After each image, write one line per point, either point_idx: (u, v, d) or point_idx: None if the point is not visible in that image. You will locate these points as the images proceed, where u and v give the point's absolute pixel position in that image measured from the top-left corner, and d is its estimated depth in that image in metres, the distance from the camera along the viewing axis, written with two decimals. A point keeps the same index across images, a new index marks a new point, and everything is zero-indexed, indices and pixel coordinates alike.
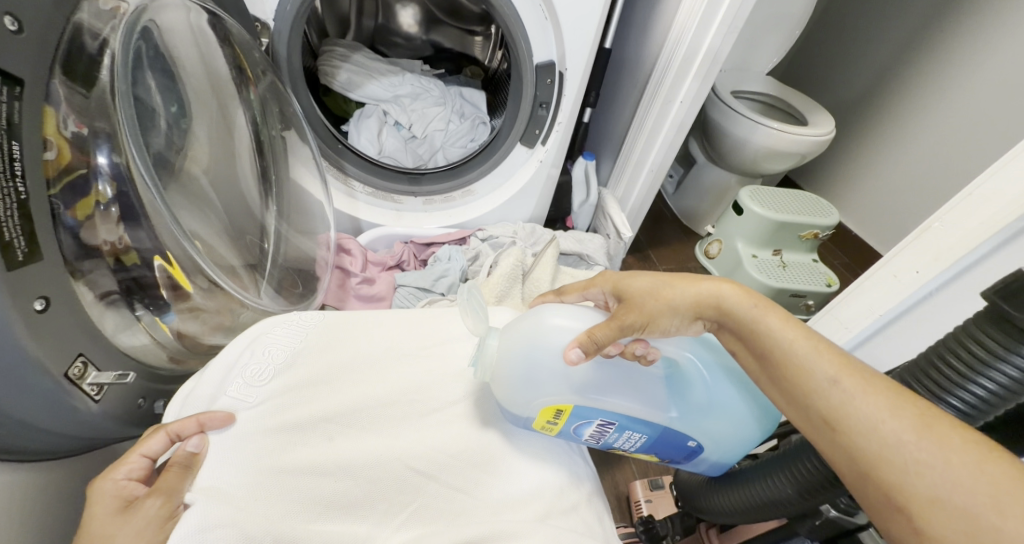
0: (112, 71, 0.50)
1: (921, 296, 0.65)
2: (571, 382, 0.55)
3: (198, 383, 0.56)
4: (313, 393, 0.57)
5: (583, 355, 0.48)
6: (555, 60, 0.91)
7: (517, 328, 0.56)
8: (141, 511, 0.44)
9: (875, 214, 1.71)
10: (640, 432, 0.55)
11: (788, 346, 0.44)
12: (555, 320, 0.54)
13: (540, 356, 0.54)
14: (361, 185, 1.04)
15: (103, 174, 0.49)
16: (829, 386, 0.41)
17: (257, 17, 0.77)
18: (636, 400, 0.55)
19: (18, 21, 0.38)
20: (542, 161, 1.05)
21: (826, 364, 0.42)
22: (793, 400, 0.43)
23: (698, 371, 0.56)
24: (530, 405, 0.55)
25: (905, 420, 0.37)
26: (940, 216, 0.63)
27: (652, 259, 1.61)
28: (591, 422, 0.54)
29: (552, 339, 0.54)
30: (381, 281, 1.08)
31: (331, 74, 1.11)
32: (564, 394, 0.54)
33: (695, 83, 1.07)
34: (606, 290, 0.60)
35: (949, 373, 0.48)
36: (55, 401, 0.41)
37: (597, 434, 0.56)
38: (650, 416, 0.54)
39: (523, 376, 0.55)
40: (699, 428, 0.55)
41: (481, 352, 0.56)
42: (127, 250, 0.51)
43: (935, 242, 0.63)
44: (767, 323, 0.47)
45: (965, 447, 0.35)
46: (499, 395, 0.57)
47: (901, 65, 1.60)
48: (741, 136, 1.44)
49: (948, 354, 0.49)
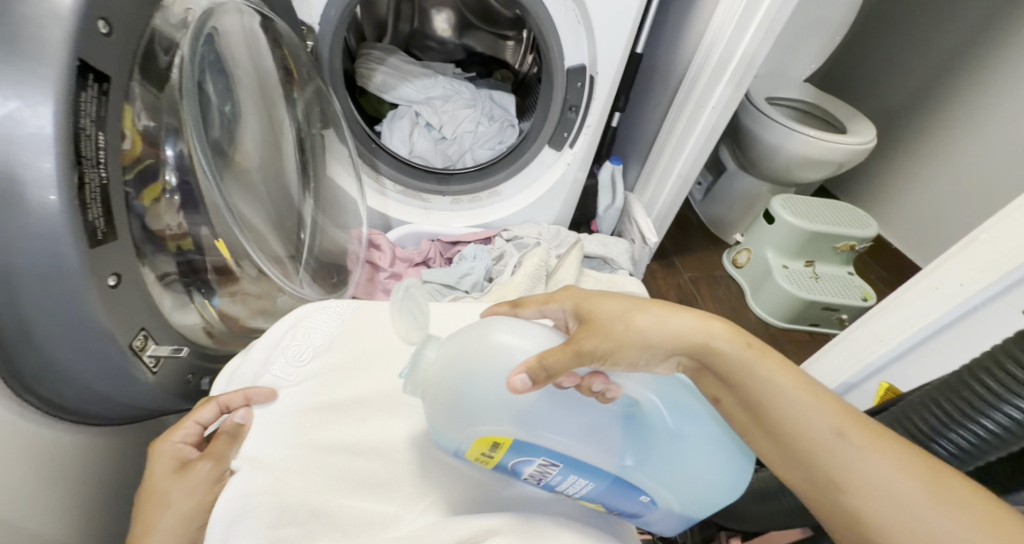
0: (182, 69, 0.54)
1: (961, 314, 0.56)
2: (519, 415, 0.48)
3: (243, 362, 0.59)
4: (340, 382, 0.59)
5: (531, 384, 0.43)
6: (586, 64, 0.93)
7: (460, 342, 0.50)
8: (194, 473, 0.48)
9: (920, 230, 1.66)
10: (588, 478, 0.49)
11: (783, 395, 0.42)
12: (505, 338, 0.48)
13: (478, 381, 0.48)
14: (392, 183, 1.09)
15: (169, 165, 0.53)
16: (837, 442, 0.39)
17: (304, 21, 0.83)
18: (590, 442, 0.49)
19: (109, 24, 0.41)
20: (569, 164, 1.08)
21: (826, 415, 0.41)
22: (786, 455, 0.42)
23: (664, 418, 0.51)
24: (464, 434, 0.49)
25: (914, 481, 0.37)
26: (988, 227, 0.54)
27: (676, 266, 1.61)
28: (532, 460, 0.49)
29: (495, 364, 0.48)
30: (408, 276, 1.11)
31: (368, 76, 1.15)
32: (505, 425, 0.48)
33: (727, 89, 1.08)
34: (567, 308, 0.53)
35: (941, 416, 0.48)
36: (119, 371, 0.44)
37: (539, 474, 0.51)
38: (603, 463, 0.49)
39: (454, 401, 0.49)
40: (657, 479, 0.50)
41: (415, 364, 0.51)
42: (183, 236, 0.55)
43: (980, 254, 0.54)
44: (757, 367, 0.43)
45: (973, 503, 0.36)
46: (431, 420, 0.51)
47: (948, 76, 1.56)
48: (775, 143, 1.43)
49: (940, 399, 0.48)
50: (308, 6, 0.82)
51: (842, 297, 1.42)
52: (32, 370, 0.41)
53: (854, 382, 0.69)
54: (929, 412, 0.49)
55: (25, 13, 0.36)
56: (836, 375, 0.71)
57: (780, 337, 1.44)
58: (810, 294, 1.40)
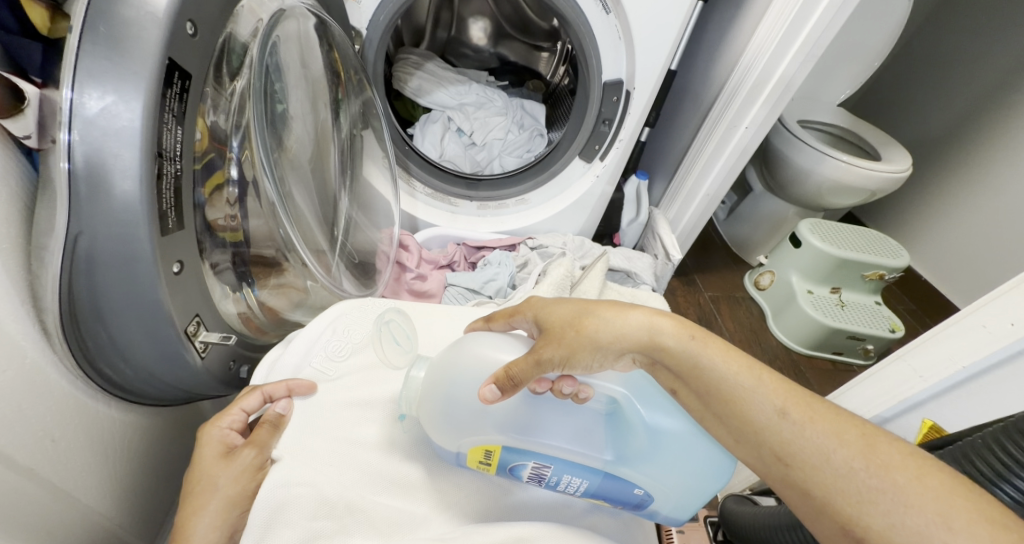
0: (249, 69, 0.56)
1: (1013, 353, 0.54)
2: (503, 421, 0.52)
3: (285, 353, 0.61)
4: (373, 380, 0.60)
5: (500, 393, 0.47)
6: (623, 79, 0.95)
7: (440, 355, 0.54)
8: (238, 460, 0.50)
9: (955, 262, 1.62)
10: (581, 477, 0.51)
11: (732, 381, 0.46)
12: (477, 348, 0.53)
13: (459, 388, 0.52)
14: (422, 186, 1.11)
15: (231, 160, 0.55)
16: (779, 420, 0.43)
17: (354, 26, 0.86)
18: (575, 441, 0.52)
19: (195, 27, 0.43)
20: (598, 176, 1.09)
21: (769, 396, 0.44)
22: (738, 437, 0.45)
23: (635, 410, 0.51)
24: (459, 443, 0.52)
25: (851, 448, 0.40)
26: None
27: (697, 284, 1.60)
28: (524, 464, 0.51)
29: (471, 368, 0.52)
30: (433, 279, 1.13)
31: (404, 80, 1.18)
32: (493, 432, 0.51)
33: (763, 109, 1.07)
34: (529, 319, 0.57)
35: (1005, 458, 0.44)
36: (173, 353, 0.46)
37: (536, 476, 0.52)
38: (589, 460, 0.51)
39: (440, 405, 0.52)
40: (643, 476, 0.51)
41: (407, 386, 0.54)
42: (235, 229, 0.57)
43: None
44: (705, 359, 0.47)
45: (904, 462, 0.38)
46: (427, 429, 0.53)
47: (990, 108, 1.53)
48: (807, 167, 1.41)
49: (1005, 439, 0.45)
50: (358, 11, 0.85)
51: (870, 327, 1.39)
52: (98, 347, 0.43)
53: (888, 416, 0.68)
54: (996, 450, 0.45)
55: (123, 12, 0.38)
56: (868, 407, 0.70)
57: (801, 364, 1.42)
58: (836, 321, 1.38)
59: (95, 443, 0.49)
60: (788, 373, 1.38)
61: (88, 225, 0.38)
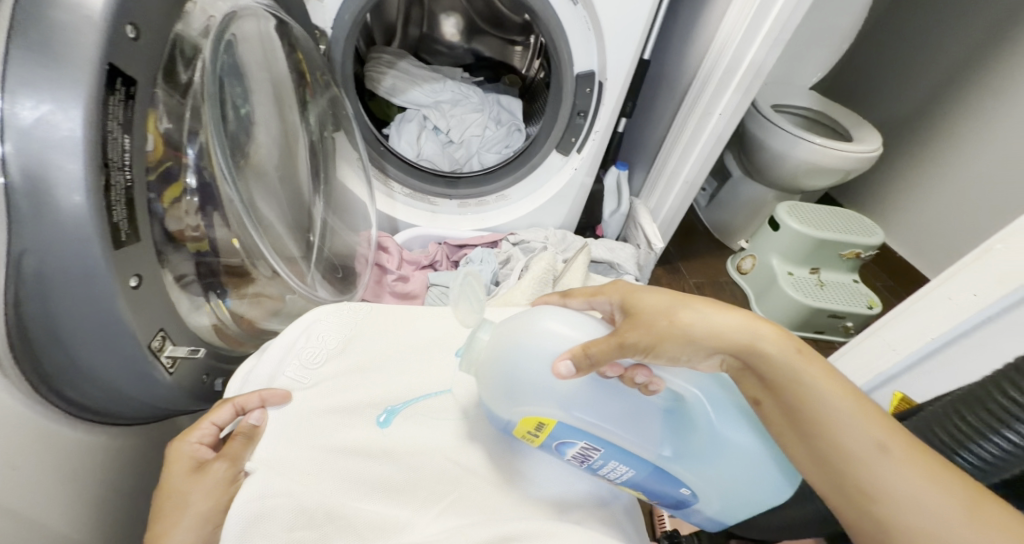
0: (201, 72, 0.54)
1: (979, 322, 0.56)
2: (565, 398, 0.51)
3: (258, 363, 0.60)
4: (350, 387, 0.59)
5: (574, 370, 0.46)
6: (595, 70, 0.94)
7: (511, 325, 0.53)
8: (210, 474, 0.48)
9: (927, 239, 1.65)
10: (628, 466, 0.51)
11: (824, 404, 0.42)
12: (546, 322, 0.51)
13: (527, 362, 0.51)
14: (400, 186, 1.10)
15: (188, 166, 0.53)
16: (878, 456, 0.39)
17: (317, 25, 0.84)
18: (631, 429, 0.52)
19: (137, 30, 0.41)
20: (576, 168, 1.09)
21: (868, 429, 0.40)
22: (820, 464, 0.42)
23: (704, 411, 0.53)
24: (511, 412, 0.52)
25: (953, 503, 0.37)
26: (1004, 237, 0.54)
27: (681, 271, 1.61)
28: (574, 443, 0.51)
29: (543, 345, 0.51)
30: (415, 279, 1.12)
31: (377, 79, 1.17)
32: (549, 406, 0.50)
33: (735, 96, 1.08)
34: (614, 301, 0.55)
35: (965, 426, 0.44)
36: (139, 370, 0.45)
37: (581, 457, 0.52)
38: (643, 452, 0.51)
39: (504, 379, 0.52)
40: (699, 476, 0.52)
41: (471, 344, 0.54)
42: (200, 238, 0.55)
43: (998, 264, 0.54)
44: (806, 375, 0.43)
45: (1009, 530, 0.36)
46: (483, 394, 0.54)
47: (955, 87, 1.57)
48: (782, 151, 1.43)
49: (967, 406, 0.45)
50: (321, 10, 0.83)
51: (848, 304, 1.42)
52: (56, 369, 0.42)
53: (867, 392, 0.69)
54: (958, 418, 0.45)
55: (57, 17, 0.36)
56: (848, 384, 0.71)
57: None
58: (816, 302, 1.40)
59: (69, 470, 0.47)
60: None
61: (32, 243, 0.37)
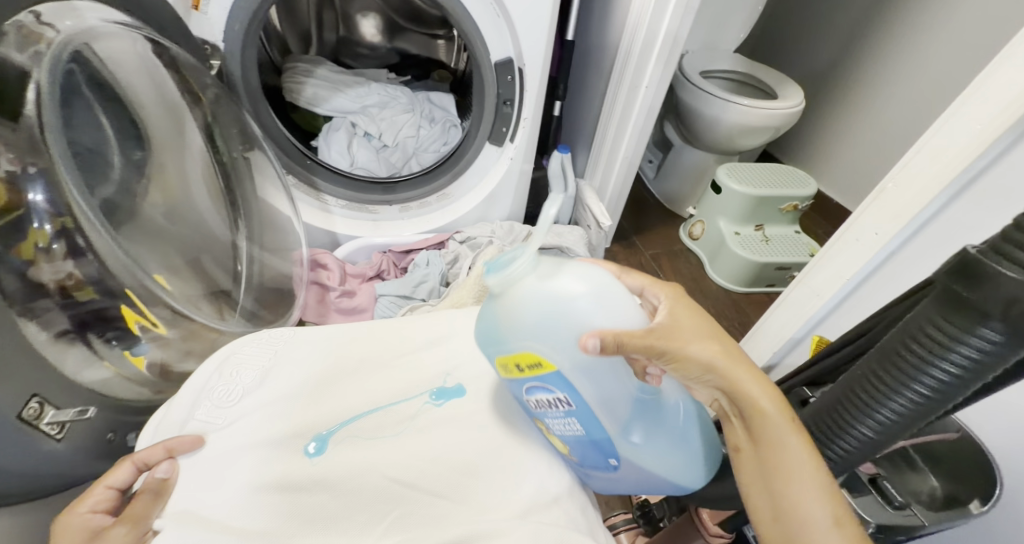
0: (41, 103, 0.50)
1: (884, 257, 0.64)
2: (573, 357, 0.49)
3: (169, 411, 0.59)
4: (272, 415, 0.59)
5: (598, 350, 0.44)
6: (512, 57, 0.92)
7: (563, 275, 0.50)
8: (110, 537, 0.47)
9: (856, 183, 1.71)
10: (583, 427, 0.51)
11: (793, 466, 0.44)
12: (587, 285, 0.50)
13: (563, 315, 0.49)
14: (335, 198, 1.06)
15: (41, 211, 0.48)
16: (827, 524, 0.42)
17: (205, 40, 0.79)
18: (606, 407, 0.50)
19: None
20: (512, 159, 1.05)
21: (826, 503, 0.42)
22: (773, 515, 0.44)
23: (676, 415, 0.53)
24: (512, 343, 0.51)
25: None
26: (892, 177, 0.61)
27: (637, 245, 1.62)
28: (550, 391, 0.51)
29: (577, 304, 0.49)
30: (361, 292, 1.08)
31: (297, 90, 1.12)
32: (556, 355, 0.49)
33: (657, 67, 1.08)
34: (666, 296, 0.55)
35: (908, 360, 0.41)
36: (13, 443, 0.44)
37: (545, 403, 0.53)
38: (608, 424, 0.51)
39: (528, 320, 0.50)
40: (643, 459, 0.52)
41: (527, 268, 0.50)
42: (80, 286, 0.52)
43: (891, 202, 0.61)
44: (787, 434, 0.45)
45: None
46: (500, 317, 0.52)
47: (864, 34, 1.62)
48: (714, 115, 1.45)
49: (907, 339, 0.41)
50: (207, 24, 0.78)
51: (792, 255, 1.46)
52: None
53: None
54: (901, 353, 0.42)
55: None
56: None
57: (740, 302, 1.47)
58: (764, 257, 1.43)
59: None
60: (729, 314, 1.43)
61: None
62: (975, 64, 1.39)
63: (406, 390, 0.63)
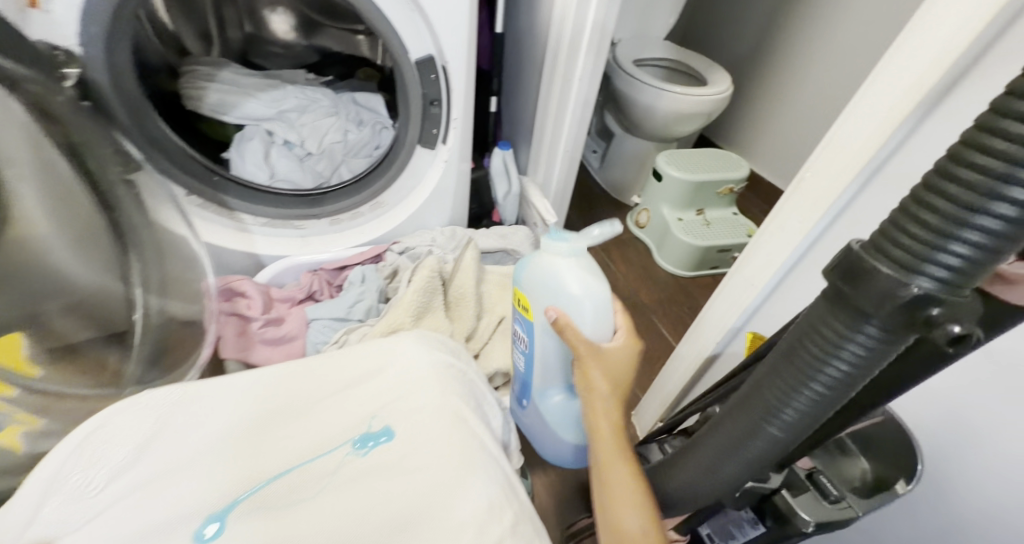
0: None
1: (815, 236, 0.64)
2: (541, 324, 0.69)
3: (12, 510, 0.52)
4: (153, 496, 0.52)
5: (551, 320, 0.63)
6: (434, 54, 0.83)
7: (585, 274, 0.65)
8: None
9: (784, 162, 1.74)
10: (522, 366, 0.77)
11: (617, 478, 0.56)
12: (585, 291, 0.64)
13: (559, 293, 0.65)
14: (253, 217, 0.94)
15: None
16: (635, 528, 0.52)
17: (55, 45, 0.66)
18: (541, 367, 0.74)
19: None
20: (447, 161, 0.96)
21: (637, 511, 0.54)
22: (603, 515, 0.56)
23: None
24: (522, 285, 0.69)
25: None
26: (809, 166, 0.61)
27: (587, 237, 1.58)
28: (519, 335, 0.75)
29: (568, 296, 0.65)
30: (291, 318, 0.97)
31: (199, 97, 0.98)
32: (540, 317, 0.68)
33: (588, 59, 1.02)
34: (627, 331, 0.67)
35: (803, 363, 0.41)
36: None
37: (514, 341, 0.77)
38: (535, 376, 0.75)
39: (541, 282, 0.66)
40: (546, 406, 0.77)
41: (573, 251, 0.65)
42: None
43: (811, 191, 0.61)
44: (620, 453, 0.57)
45: None
46: (528, 275, 0.68)
47: (783, 15, 1.62)
48: (647, 103, 1.42)
49: (800, 341, 0.42)
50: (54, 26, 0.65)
51: (732, 237, 1.44)
52: None
53: None
54: (796, 358, 0.42)
55: None
56: None
57: (689, 287, 1.45)
58: (705, 241, 1.42)
59: None
60: (679, 300, 1.41)
61: None
62: (886, 43, 1.40)
63: (323, 440, 0.58)
